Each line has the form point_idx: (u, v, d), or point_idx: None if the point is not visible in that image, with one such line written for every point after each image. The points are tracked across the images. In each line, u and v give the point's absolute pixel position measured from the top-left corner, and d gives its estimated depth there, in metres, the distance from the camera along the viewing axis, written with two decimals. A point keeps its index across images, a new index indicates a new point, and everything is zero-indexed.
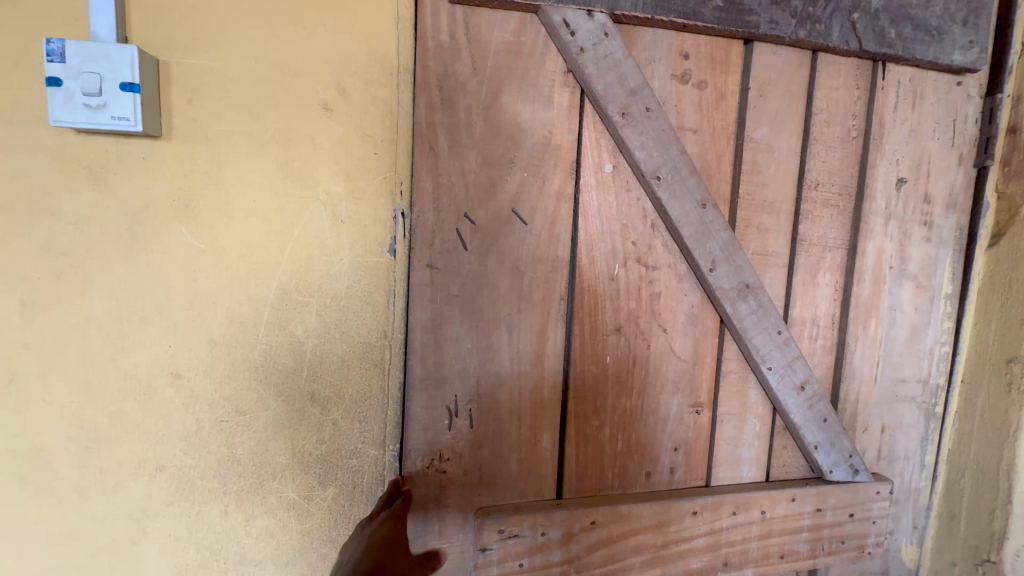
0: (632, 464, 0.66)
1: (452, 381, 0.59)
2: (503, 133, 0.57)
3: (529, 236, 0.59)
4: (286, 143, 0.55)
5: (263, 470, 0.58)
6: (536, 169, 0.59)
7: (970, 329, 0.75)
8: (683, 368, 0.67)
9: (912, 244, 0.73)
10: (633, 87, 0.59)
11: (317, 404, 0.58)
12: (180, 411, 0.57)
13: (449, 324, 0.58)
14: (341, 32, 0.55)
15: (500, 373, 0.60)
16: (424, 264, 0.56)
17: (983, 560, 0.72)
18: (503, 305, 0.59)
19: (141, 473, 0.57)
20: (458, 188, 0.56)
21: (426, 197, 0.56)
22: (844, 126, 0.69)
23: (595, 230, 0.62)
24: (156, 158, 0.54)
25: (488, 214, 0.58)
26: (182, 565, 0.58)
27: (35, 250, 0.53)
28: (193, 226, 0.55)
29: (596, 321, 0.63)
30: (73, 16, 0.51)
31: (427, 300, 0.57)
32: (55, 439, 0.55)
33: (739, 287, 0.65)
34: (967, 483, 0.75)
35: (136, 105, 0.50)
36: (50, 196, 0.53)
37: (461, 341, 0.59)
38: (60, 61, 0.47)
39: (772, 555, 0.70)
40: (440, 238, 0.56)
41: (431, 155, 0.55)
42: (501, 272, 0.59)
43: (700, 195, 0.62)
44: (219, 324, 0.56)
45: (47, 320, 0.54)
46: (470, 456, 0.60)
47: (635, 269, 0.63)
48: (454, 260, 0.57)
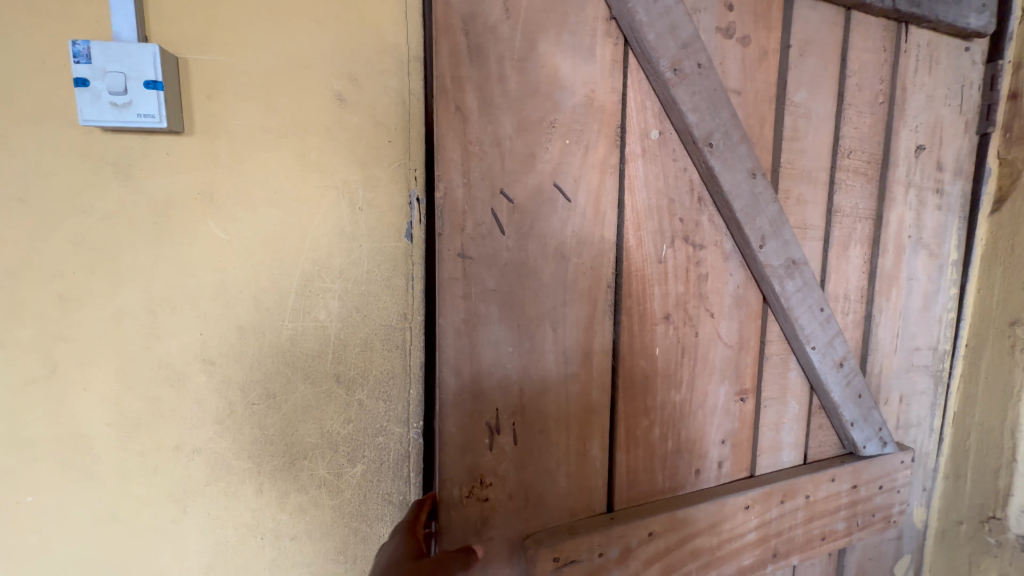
0: (673, 447, 0.67)
1: (492, 393, 0.56)
2: (540, 91, 0.54)
3: (574, 215, 0.57)
4: (303, 134, 0.56)
5: (294, 450, 0.60)
6: (575, 138, 0.56)
7: (973, 295, 0.81)
8: (729, 355, 0.69)
9: (927, 211, 0.77)
10: (684, 40, 0.58)
11: (343, 385, 0.60)
12: (213, 396, 0.59)
13: (488, 317, 0.55)
14: (349, 19, 0.55)
15: (546, 376, 0.58)
16: (456, 253, 0.52)
17: (989, 517, 0.78)
18: (547, 299, 0.57)
19: (180, 456, 0.59)
20: (492, 158, 0.52)
21: (455, 168, 0.51)
22: (874, 91, 0.71)
23: (641, 206, 0.61)
24: (181, 154, 0.55)
25: (528, 192, 0.54)
26: (222, 542, 0.61)
27: (67, 246, 0.55)
28: (218, 218, 0.56)
29: (643, 310, 0.62)
30: (95, 17, 0.53)
31: (460, 297, 0.53)
32: (96, 426, 0.58)
33: (785, 263, 0.67)
34: (971, 445, 0.81)
35: (160, 102, 0.51)
36: (79, 193, 0.55)
37: (500, 343, 0.55)
38: (87, 62, 0.50)
39: (815, 538, 0.74)
40: (472, 219, 0.52)
41: (458, 116, 0.51)
42: (543, 257, 0.56)
43: (750, 164, 0.63)
44: (246, 311, 0.58)
45: (83, 313, 0.56)
46: (512, 473, 0.58)
47: (682, 249, 0.64)
48: (489, 246, 0.53)
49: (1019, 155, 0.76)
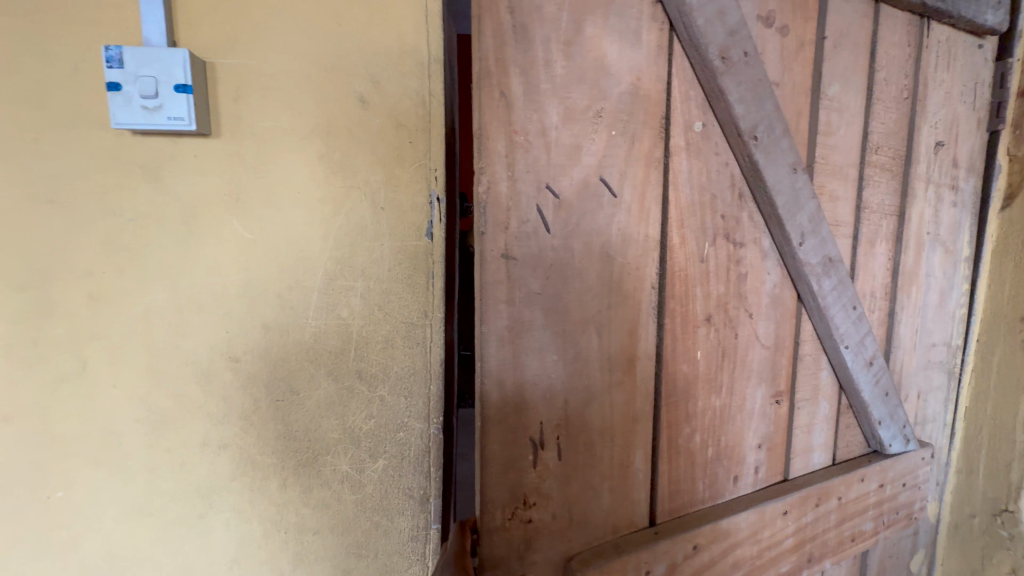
0: (709, 450, 0.69)
1: (537, 406, 0.57)
2: (586, 78, 0.55)
3: (619, 211, 0.58)
4: (327, 135, 0.58)
5: (317, 446, 0.61)
6: (619, 131, 0.57)
7: (984, 291, 0.84)
8: (767, 355, 0.72)
9: (944, 208, 0.80)
10: (732, 27, 0.59)
11: (364, 381, 0.61)
12: (238, 392, 0.60)
13: (529, 318, 0.55)
14: (372, 24, 0.57)
15: (591, 386, 0.59)
16: (500, 255, 0.53)
17: (1002, 510, 0.81)
18: (591, 302, 0.58)
19: (207, 451, 0.60)
20: (537, 151, 0.53)
21: (500, 160, 0.52)
22: (899, 86, 0.74)
23: (685, 200, 0.62)
24: (208, 155, 0.56)
25: (574, 187, 0.55)
26: (247, 536, 0.61)
27: (98, 246, 0.56)
28: (244, 218, 0.58)
29: (687, 311, 0.64)
30: (124, 22, 0.54)
31: (504, 302, 0.54)
32: (125, 423, 0.58)
33: (824, 261, 0.70)
34: (984, 439, 0.84)
35: (190, 105, 0.53)
36: (109, 194, 0.56)
37: (544, 351, 0.56)
38: (120, 67, 0.52)
39: (846, 539, 0.79)
40: (516, 219, 0.53)
41: (503, 102, 0.52)
42: (588, 259, 0.57)
43: (792, 160, 0.66)
44: (270, 309, 0.59)
45: (112, 311, 0.57)
46: (556, 487, 0.59)
47: (724, 247, 0.66)
48: (534, 246, 0.54)
49: None
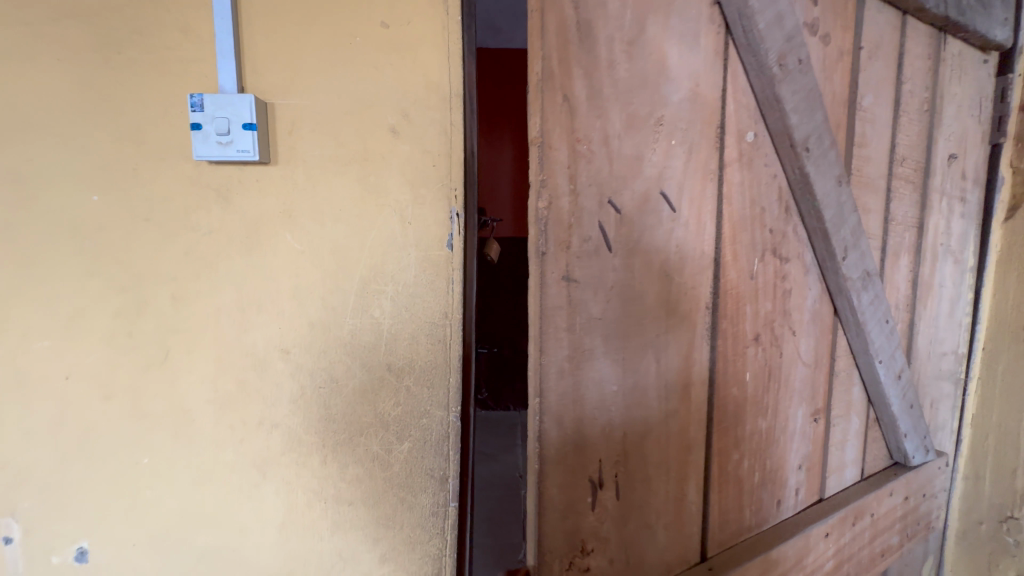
0: (753, 474, 0.75)
1: (596, 445, 0.61)
2: (648, 82, 0.59)
3: (679, 224, 0.62)
4: (364, 161, 0.67)
5: (353, 427, 0.71)
6: (675, 140, 0.61)
7: (989, 300, 0.92)
8: (808, 373, 0.78)
9: (953, 218, 0.87)
10: (788, 32, 0.64)
11: (393, 372, 0.70)
12: (289, 379, 0.70)
13: (589, 344, 0.59)
14: (404, 66, 0.66)
15: (647, 417, 0.64)
16: (561, 278, 0.56)
17: (1007, 517, 0.91)
18: (649, 328, 0.62)
19: (262, 429, 0.70)
20: (599, 161, 0.57)
21: (563, 170, 0.55)
22: (920, 98, 0.80)
23: (738, 212, 0.67)
24: (267, 180, 0.67)
25: (634, 201, 0.59)
26: (294, 504, 0.71)
27: (181, 256, 0.68)
28: (295, 232, 0.68)
29: (737, 331, 0.69)
30: (201, 71, 0.65)
31: (565, 330, 0.57)
32: (199, 402, 0.70)
33: (862, 275, 0.77)
34: (990, 445, 0.93)
35: (254, 139, 0.64)
36: (190, 213, 0.67)
37: (604, 381, 0.61)
38: (201, 110, 0.63)
39: (877, 556, 0.87)
40: (577, 241, 0.56)
41: (566, 107, 0.54)
42: (647, 278, 0.61)
43: (837, 171, 0.72)
44: (315, 308, 0.69)
45: (190, 309, 0.69)
46: (612, 527, 0.63)
47: (771, 262, 0.72)
48: (593, 265, 0.57)
49: None
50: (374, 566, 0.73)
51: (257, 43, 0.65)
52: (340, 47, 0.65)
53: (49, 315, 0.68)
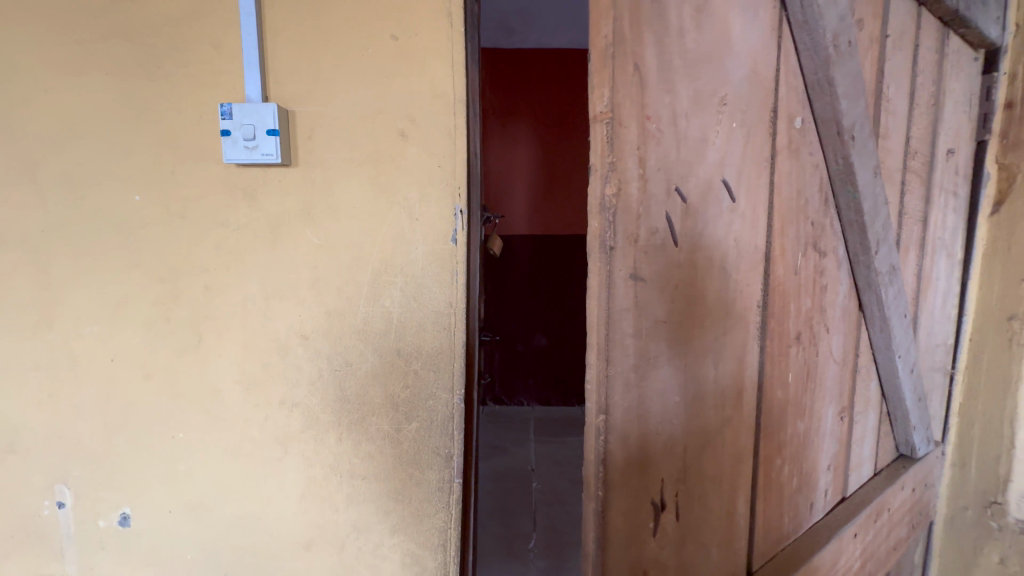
0: (790, 478, 0.74)
1: (659, 462, 0.56)
2: (713, 58, 0.54)
3: (735, 215, 0.59)
4: (376, 163, 0.73)
5: (366, 407, 0.77)
6: (733, 123, 0.57)
7: (975, 293, 0.94)
8: (838, 371, 0.79)
9: (948, 213, 0.89)
10: (841, 15, 0.63)
11: (402, 357, 0.76)
12: (308, 362, 0.76)
13: (653, 348, 0.54)
14: (413, 74, 0.71)
15: (706, 425, 0.60)
16: (629, 275, 0.51)
17: (991, 502, 0.91)
18: (710, 329, 0.58)
19: (284, 408, 0.77)
20: (667, 145, 0.52)
21: (633, 150, 0.49)
22: (929, 93, 0.82)
23: (785, 203, 0.65)
24: (288, 180, 0.73)
25: (699, 188, 0.55)
26: (312, 478, 0.78)
27: (212, 249, 0.75)
28: (314, 228, 0.74)
29: (782, 330, 0.67)
30: (230, 82, 0.72)
31: (632, 335, 0.52)
32: (228, 382, 0.77)
33: (889, 269, 0.78)
34: (975, 433, 0.94)
35: (277, 144, 0.70)
36: (219, 211, 0.74)
37: (666, 390, 0.56)
38: (229, 118, 0.70)
39: (891, 550, 0.89)
40: (645, 236, 0.51)
41: (637, 77, 0.49)
42: (708, 274, 0.57)
43: (874, 163, 0.72)
44: (331, 297, 0.75)
45: (220, 298, 0.76)
46: (671, 552, 0.59)
47: (812, 257, 0.70)
48: (658, 262, 0.53)
49: (1014, 160, 0.87)
50: (385, 536, 0.79)
51: (280, 57, 0.71)
52: (355, 58, 0.71)
53: (97, 302, 0.76)
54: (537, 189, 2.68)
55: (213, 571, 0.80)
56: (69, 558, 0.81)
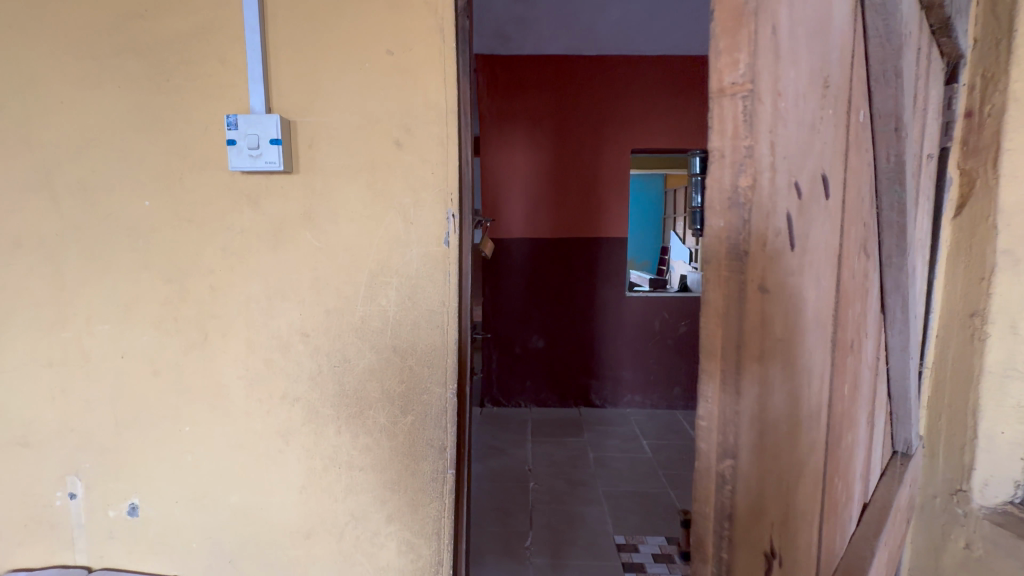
0: (841, 489, 0.59)
1: (769, 504, 0.39)
2: (819, 29, 0.39)
3: (824, 210, 0.43)
4: (373, 170, 0.77)
5: (363, 402, 0.81)
6: (831, 108, 0.43)
7: (939, 296, 0.82)
8: (869, 376, 0.65)
9: (922, 211, 0.76)
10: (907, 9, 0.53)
11: (398, 354, 0.80)
12: (308, 359, 0.80)
13: (771, 386, 0.37)
14: (407, 87, 0.76)
15: (798, 458, 0.44)
16: (758, 287, 0.34)
17: (957, 490, 0.81)
18: (803, 351, 0.42)
19: (286, 402, 0.81)
20: (791, 125, 0.35)
21: (767, 129, 0.32)
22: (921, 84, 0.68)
23: (850, 197, 0.50)
24: (290, 186, 0.77)
25: (806, 180, 0.39)
26: (313, 469, 0.82)
27: (218, 252, 0.79)
28: (314, 232, 0.78)
29: (842, 338, 0.53)
30: (236, 95, 0.76)
31: (756, 358, 0.35)
32: (232, 378, 0.81)
33: (904, 270, 0.64)
34: (942, 424, 0.82)
35: (280, 153, 0.75)
36: (226, 215, 0.78)
37: (779, 415, 0.39)
38: (236, 128, 0.74)
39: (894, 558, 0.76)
40: (772, 236, 0.34)
41: (774, 41, 0.32)
42: (809, 282, 0.41)
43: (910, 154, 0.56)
44: (331, 297, 0.79)
45: (225, 298, 0.80)
46: None
47: (858, 259, 0.56)
48: (779, 273, 0.36)
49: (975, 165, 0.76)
50: (382, 525, 0.83)
51: (282, 71, 0.76)
52: (353, 73, 0.76)
53: (109, 303, 0.80)
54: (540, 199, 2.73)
55: (217, 559, 0.84)
56: (80, 546, 0.85)
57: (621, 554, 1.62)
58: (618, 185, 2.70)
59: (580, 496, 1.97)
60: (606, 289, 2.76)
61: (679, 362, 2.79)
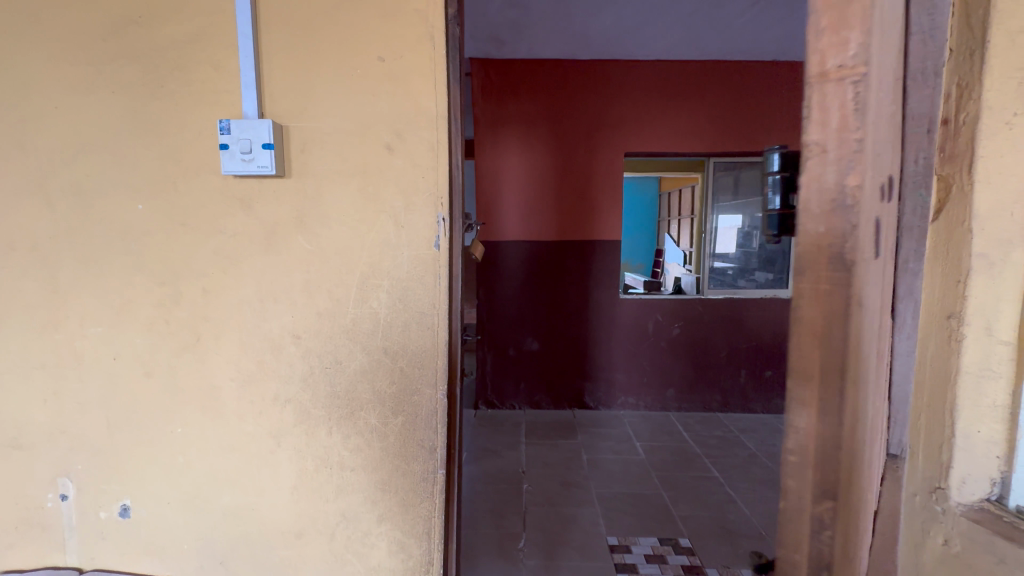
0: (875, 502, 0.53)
1: (860, 436, 0.47)
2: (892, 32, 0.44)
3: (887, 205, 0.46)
4: (364, 174, 0.78)
5: (354, 403, 0.82)
6: (891, 108, 0.47)
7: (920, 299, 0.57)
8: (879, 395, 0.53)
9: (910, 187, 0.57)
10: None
11: (389, 355, 0.81)
12: (300, 360, 0.81)
13: (866, 327, 0.45)
14: (398, 93, 0.77)
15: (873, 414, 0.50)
16: (872, 254, 0.44)
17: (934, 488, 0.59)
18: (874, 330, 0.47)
19: (278, 403, 0.82)
20: (880, 118, 0.44)
21: (867, 118, 0.41)
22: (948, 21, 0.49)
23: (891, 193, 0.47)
24: (282, 190, 0.78)
25: (885, 170, 0.46)
26: (304, 469, 0.83)
27: (211, 254, 0.80)
28: (306, 235, 0.79)
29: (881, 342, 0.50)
30: (229, 100, 0.77)
31: (850, 304, 0.43)
32: (224, 379, 0.82)
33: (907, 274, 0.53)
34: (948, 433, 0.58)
35: (272, 157, 0.75)
36: (219, 219, 0.79)
37: (868, 362, 0.47)
38: (228, 133, 0.75)
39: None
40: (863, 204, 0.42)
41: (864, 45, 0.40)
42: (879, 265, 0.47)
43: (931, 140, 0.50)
44: (322, 299, 0.80)
45: (218, 301, 0.80)
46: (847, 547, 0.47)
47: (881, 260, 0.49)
48: (873, 238, 0.44)
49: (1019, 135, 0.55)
50: (373, 525, 0.83)
51: (275, 77, 0.77)
52: (346, 79, 0.77)
53: (102, 305, 0.81)
54: (534, 200, 2.74)
55: (209, 559, 0.85)
56: (72, 548, 0.85)
57: (613, 555, 1.63)
58: (612, 188, 2.72)
59: (574, 497, 1.98)
60: (599, 291, 2.78)
61: (673, 363, 2.80)
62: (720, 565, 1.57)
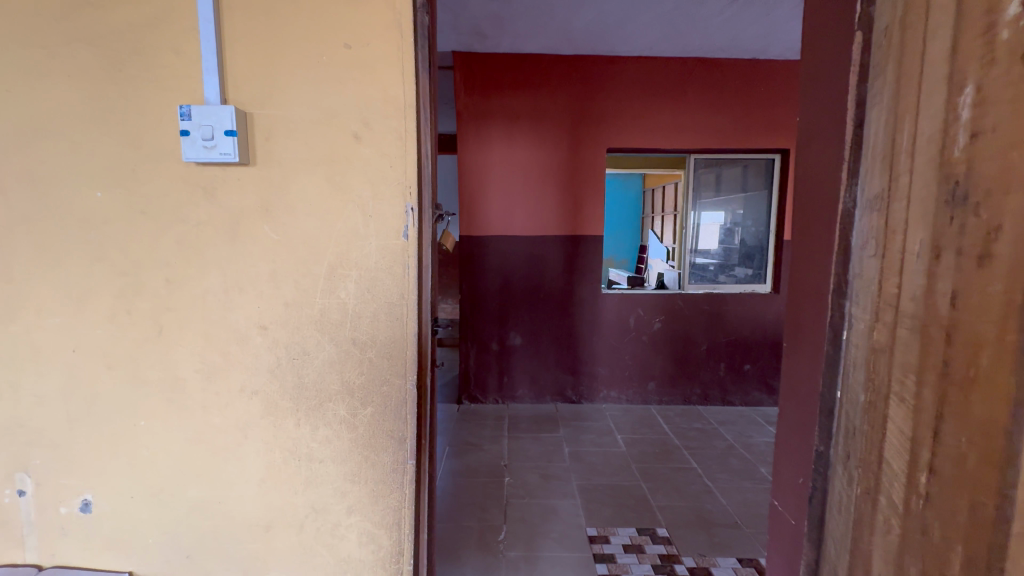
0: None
1: None
2: None
3: None
4: (332, 163, 0.77)
5: (323, 394, 0.81)
6: None
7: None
8: None
9: None
10: None
11: (357, 346, 0.81)
12: (267, 351, 0.80)
13: None
14: (366, 81, 0.76)
15: None
16: None
17: None
18: None
19: (244, 394, 0.81)
20: None
21: None
22: None
23: None
24: (247, 178, 0.77)
25: None
26: (271, 462, 0.82)
27: (174, 244, 0.78)
28: (272, 224, 0.78)
29: None
30: (191, 87, 0.76)
31: None
32: (189, 370, 0.80)
33: None
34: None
35: (234, 144, 0.74)
36: (181, 208, 0.77)
37: None
38: (189, 119, 0.74)
39: None
40: None
41: None
42: None
43: None
44: (289, 290, 0.79)
45: (182, 291, 0.79)
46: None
47: None
48: None
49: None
50: (342, 517, 0.83)
51: (239, 63, 0.75)
52: (312, 66, 0.76)
53: (59, 295, 0.79)
54: (516, 194, 2.74)
55: (175, 554, 0.84)
56: (31, 545, 0.83)
57: (592, 545, 1.65)
58: (594, 182, 2.73)
59: (554, 489, 2.00)
60: (581, 286, 2.80)
61: (654, 356, 2.83)
62: (696, 553, 1.61)
